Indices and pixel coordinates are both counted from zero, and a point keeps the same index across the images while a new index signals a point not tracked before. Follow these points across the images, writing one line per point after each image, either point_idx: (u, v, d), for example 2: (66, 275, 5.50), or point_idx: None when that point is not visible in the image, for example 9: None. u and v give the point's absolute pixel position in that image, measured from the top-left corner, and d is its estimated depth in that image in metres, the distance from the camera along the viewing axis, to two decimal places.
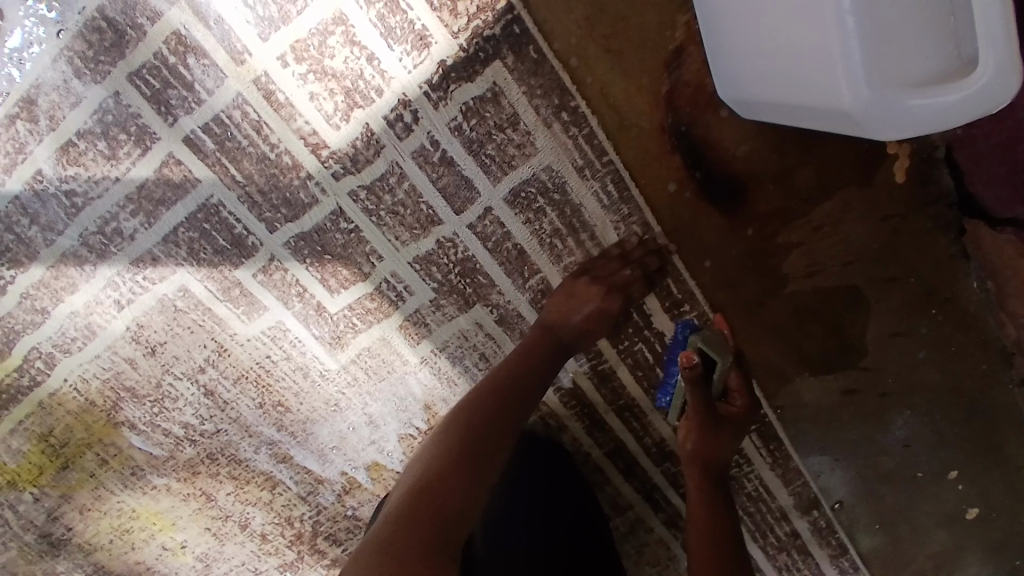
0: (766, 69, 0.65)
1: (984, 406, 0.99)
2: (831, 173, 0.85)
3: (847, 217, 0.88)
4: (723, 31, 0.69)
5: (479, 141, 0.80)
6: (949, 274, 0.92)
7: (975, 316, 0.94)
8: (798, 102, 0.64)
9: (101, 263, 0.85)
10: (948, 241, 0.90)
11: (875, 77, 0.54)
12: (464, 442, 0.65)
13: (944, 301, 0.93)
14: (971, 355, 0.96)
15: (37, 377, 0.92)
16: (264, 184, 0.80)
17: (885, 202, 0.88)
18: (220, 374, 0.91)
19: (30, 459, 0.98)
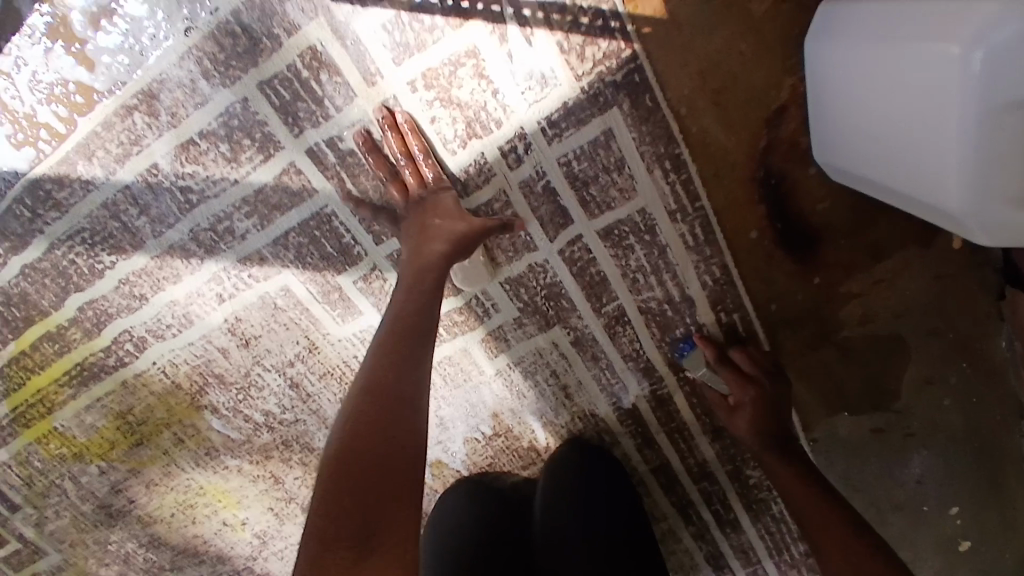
0: (877, 158, 0.73)
1: (993, 447, 1.13)
2: (894, 235, 0.94)
3: (905, 275, 0.97)
4: (836, 114, 0.77)
5: (584, 179, 0.85)
6: (983, 330, 1.04)
7: (998, 369, 1.07)
8: (906, 191, 0.72)
9: (207, 258, 0.88)
10: (988, 302, 1.02)
11: (988, 189, 0.62)
12: (386, 400, 0.66)
13: (974, 355, 1.05)
14: (992, 402, 1.10)
15: (123, 359, 0.95)
16: (378, 199, 0.85)
17: (940, 264, 0.97)
18: (308, 369, 0.96)
19: (102, 434, 1.02)
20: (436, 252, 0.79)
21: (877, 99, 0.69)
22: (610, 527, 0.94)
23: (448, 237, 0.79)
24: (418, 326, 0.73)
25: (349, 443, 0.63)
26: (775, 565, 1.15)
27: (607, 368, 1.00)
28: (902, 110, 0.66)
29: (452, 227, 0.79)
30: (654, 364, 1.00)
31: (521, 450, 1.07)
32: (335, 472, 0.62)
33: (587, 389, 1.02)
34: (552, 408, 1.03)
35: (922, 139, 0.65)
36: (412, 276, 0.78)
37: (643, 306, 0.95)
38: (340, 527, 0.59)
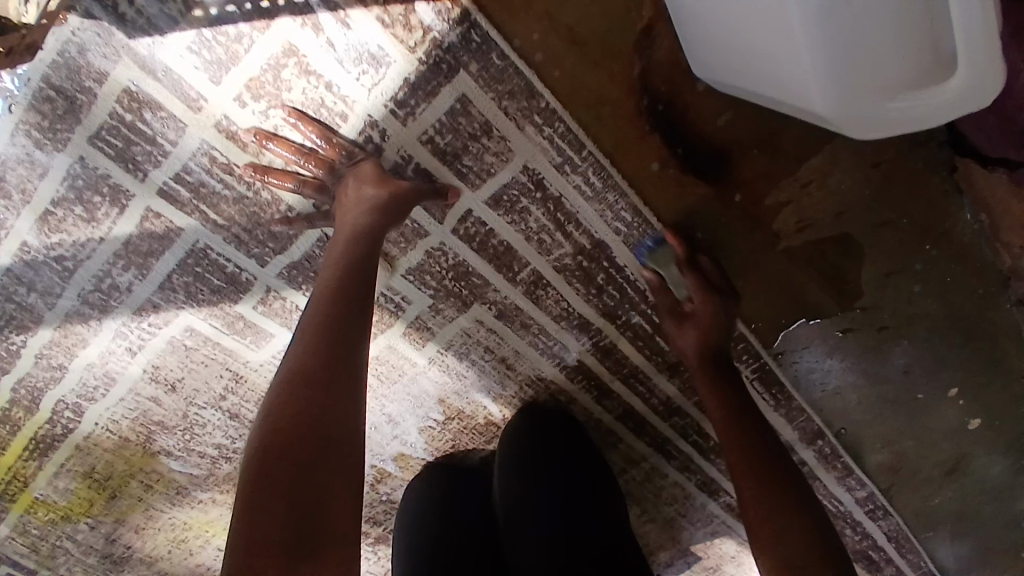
0: (741, 67, 0.67)
1: (986, 326, 1.04)
2: (808, 133, 0.84)
3: (839, 170, 0.88)
4: (688, 24, 0.69)
5: (453, 153, 0.79)
6: (942, 210, 0.94)
7: (970, 246, 0.97)
8: (780, 96, 0.67)
9: (105, 317, 0.87)
10: (941, 179, 0.92)
11: (852, 88, 0.58)
12: (320, 379, 0.59)
13: (939, 236, 0.95)
14: (968, 282, 1.00)
15: (69, 426, 0.97)
16: (247, 223, 0.81)
17: (873, 151, 0.87)
18: (241, 399, 0.96)
19: (79, 495, 1.05)
20: (356, 225, 0.72)
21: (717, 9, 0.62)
22: (552, 530, 0.84)
23: (371, 207, 0.72)
24: (350, 297, 0.66)
25: (280, 430, 0.56)
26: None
27: (541, 333, 0.95)
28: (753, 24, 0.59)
29: (371, 195, 0.73)
30: (588, 319, 0.95)
31: (479, 426, 1.05)
32: (266, 463, 0.54)
33: (527, 357, 0.98)
34: (497, 381, 1.00)
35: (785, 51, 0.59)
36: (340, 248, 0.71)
37: (559, 266, 0.89)
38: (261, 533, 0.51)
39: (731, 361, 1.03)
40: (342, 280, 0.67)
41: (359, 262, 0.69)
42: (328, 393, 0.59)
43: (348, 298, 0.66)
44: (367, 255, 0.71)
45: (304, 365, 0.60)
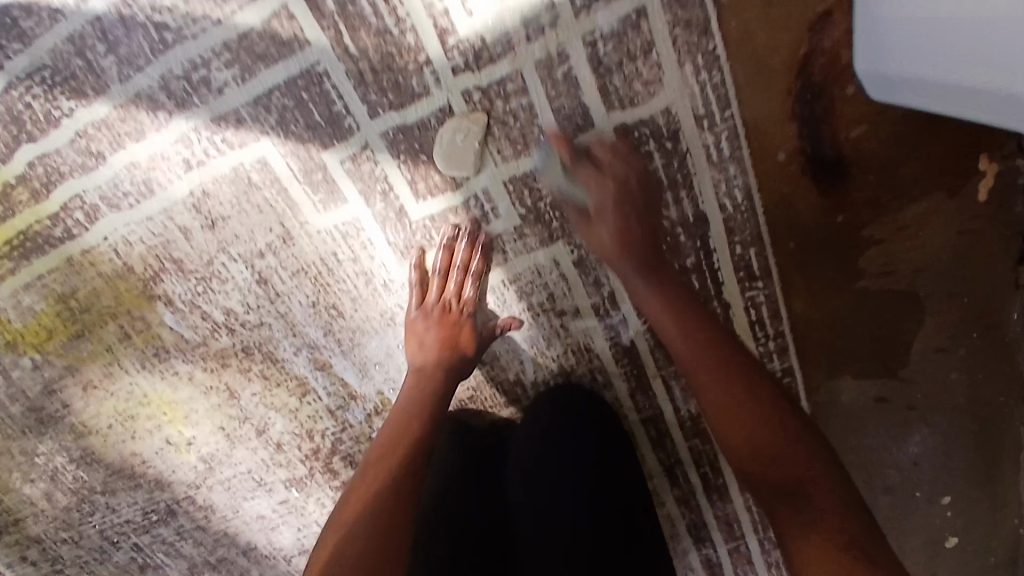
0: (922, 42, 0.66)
1: (989, 442, 0.96)
2: (916, 174, 0.83)
3: (927, 222, 0.85)
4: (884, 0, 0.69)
5: (608, 66, 0.76)
6: (1001, 301, 0.89)
7: (1012, 348, 0.91)
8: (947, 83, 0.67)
9: (177, 112, 0.78)
10: (1008, 267, 0.87)
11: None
12: (378, 490, 0.69)
13: (988, 326, 0.90)
14: (997, 386, 0.93)
15: (71, 231, 0.85)
16: (377, 63, 0.76)
17: (964, 215, 0.85)
18: (279, 264, 0.86)
19: (40, 321, 0.91)
20: (422, 368, 0.85)
21: None
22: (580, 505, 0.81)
23: (445, 318, 0.86)
24: (411, 427, 0.77)
25: (363, 497, 0.69)
26: (758, 542, 1.03)
27: (607, 296, 0.87)
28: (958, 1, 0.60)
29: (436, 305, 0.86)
30: None
31: (504, 382, 0.96)
32: (366, 511, 0.67)
33: (586, 322, 0.90)
34: (543, 336, 0.92)
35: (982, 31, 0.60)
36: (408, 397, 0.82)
37: None
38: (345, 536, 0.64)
39: None
40: (410, 417, 0.79)
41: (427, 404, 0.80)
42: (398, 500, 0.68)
43: (419, 420, 0.78)
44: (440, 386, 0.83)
45: (372, 482, 0.70)
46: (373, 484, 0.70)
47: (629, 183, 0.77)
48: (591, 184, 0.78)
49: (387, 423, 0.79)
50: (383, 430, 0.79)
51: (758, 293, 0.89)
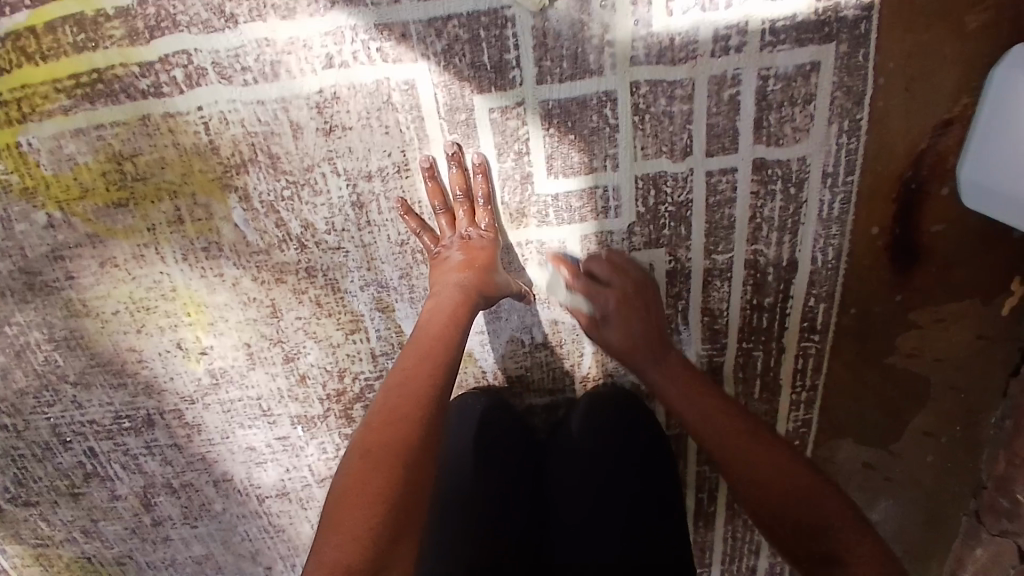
0: None
1: (937, 519, 1.13)
2: (965, 278, 0.93)
3: (958, 319, 0.96)
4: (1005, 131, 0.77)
5: (768, 103, 0.80)
6: (985, 402, 1.02)
7: (979, 444, 1.06)
8: None
9: (340, 5, 0.71)
10: (1002, 375, 1.00)
11: None
12: (392, 435, 0.62)
13: (970, 422, 1.04)
14: (958, 473, 1.08)
15: (159, 87, 0.74)
16: (565, 28, 0.74)
17: (987, 323, 0.96)
18: (383, 192, 0.81)
19: (76, 176, 0.79)
20: (440, 292, 0.76)
21: None
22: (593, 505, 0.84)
23: (463, 262, 0.78)
24: (432, 353, 0.69)
25: (374, 443, 0.61)
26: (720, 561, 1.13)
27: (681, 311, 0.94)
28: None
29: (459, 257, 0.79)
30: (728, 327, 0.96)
31: (556, 372, 0.97)
32: (372, 459, 0.60)
33: None
34: None
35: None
36: (428, 321, 0.74)
37: (752, 259, 0.90)
38: (357, 489, 0.58)
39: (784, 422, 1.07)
40: (432, 341, 0.71)
41: (446, 326, 0.72)
42: (409, 447, 0.61)
43: (437, 345, 0.70)
44: (461, 311, 0.74)
45: (382, 422, 0.63)
46: (380, 428, 0.62)
47: (628, 296, 0.85)
48: (590, 294, 0.86)
49: (406, 351, 0.71)
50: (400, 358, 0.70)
51: (810, 346, 0.98)
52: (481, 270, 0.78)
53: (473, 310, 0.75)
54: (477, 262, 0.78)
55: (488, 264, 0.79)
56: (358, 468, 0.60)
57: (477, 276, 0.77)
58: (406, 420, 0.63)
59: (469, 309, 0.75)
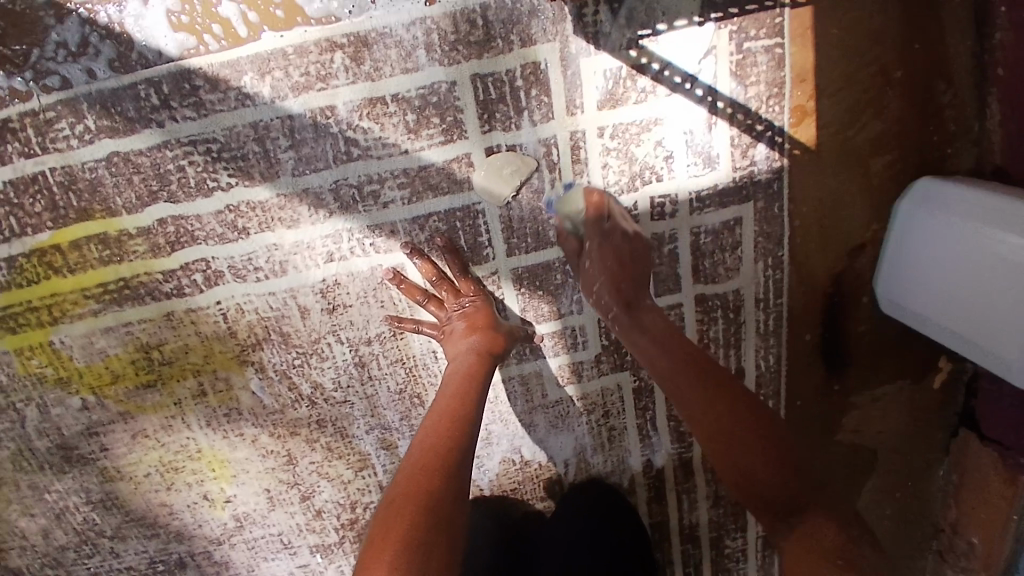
0: (917, 275, 0.91)
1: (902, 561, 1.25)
2: (895, 366, 1.09)
3: (896, 399, 1.11)
4: (903, 244, 0.93)
5: (705, 251, 0.94)
6: (930, 461, 1.16)
7: (931, 495, 1.19)
8: (921, 304, 0.92)
9: (338, 213, 0.84)
10: (941, 436, 1.14)
11: (975, 324, 0.84)
12: (428, 487, 0.66)
13: (918, 478, 1.18)
14: (914, 522, 1.21)
15: (182, 289, 0.86)
16: (527, 212, 0.88)
17: (919, 398, 1.11)
18: (381, 351, 0.93)
19: (107, 364, 0.91)
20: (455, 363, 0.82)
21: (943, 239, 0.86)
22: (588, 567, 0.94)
23: (466, 323, 0.85)
24: (458, 414, 0.74)
25: (404, 498, 0.64)
26: None
27: (648, 420, 1.05)
28: (970, 275, 0.82)
29: (460, 326, 0.85)
30: (693, 430, 1.07)
31: (543, 483, 1.09)
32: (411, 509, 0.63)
33: (629, 438, 1.06)
34: (592, 447, 1.06)
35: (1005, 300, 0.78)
36: (446, 390, 0.78)
37: None
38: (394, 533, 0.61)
39: (755, 515, 1.15)
40: (455, 404, 0.75)
41: (467, 389, 0.77)
42: (441, 506, 0.64)
43: (459, 407, 0.75)
44: (476, 374, 0.80)
45: (412, 485, 0.66)
46: (409, 489, 0.65)
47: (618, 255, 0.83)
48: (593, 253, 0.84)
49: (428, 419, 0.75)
50: (425, 425, 0.74)
51: None
52: (483, 331, 0.84)
53: (489, 369, 0.81)
54: (479, 320, 0.85)
55: (488, 323, 0.85)
56: (389, 521, 0.63)
57: (483, 330, 0.84)
58: (433, 478, 0.66)
59: (482, 372, 0.81)
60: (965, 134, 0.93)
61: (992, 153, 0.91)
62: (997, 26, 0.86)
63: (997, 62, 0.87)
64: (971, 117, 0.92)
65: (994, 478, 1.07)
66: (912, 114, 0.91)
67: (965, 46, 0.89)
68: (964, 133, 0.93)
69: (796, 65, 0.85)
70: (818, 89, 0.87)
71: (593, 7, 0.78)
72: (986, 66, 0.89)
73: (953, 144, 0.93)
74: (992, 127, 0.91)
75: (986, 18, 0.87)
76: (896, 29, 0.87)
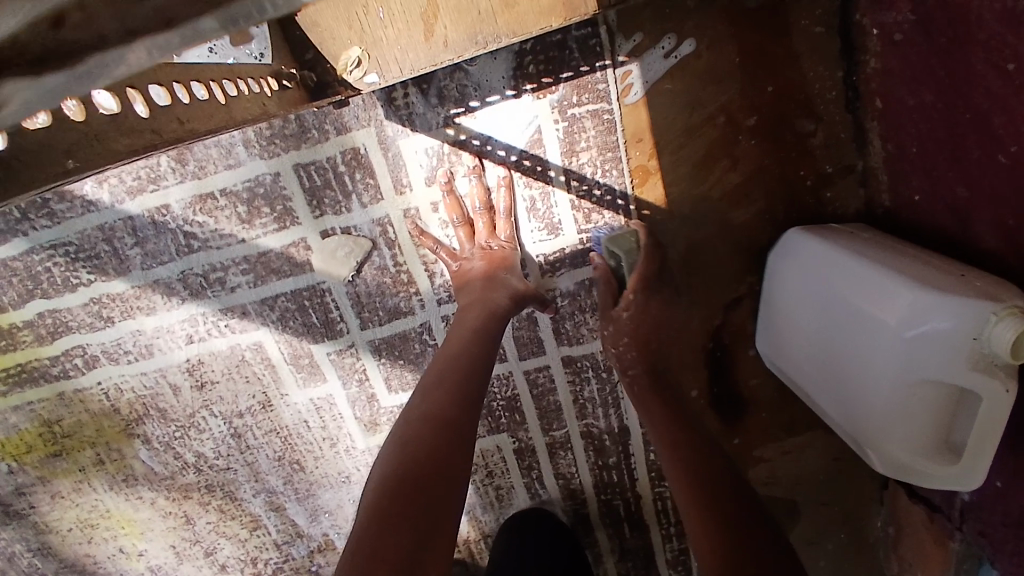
0: (798, 334, 0.83)
1: None
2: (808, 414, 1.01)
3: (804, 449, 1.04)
4: (785, 295, 0.85)
5: (562, 314, 0.92)
6: (864, 513, 1.08)
7: (873, 549, 1.10)
8: (803, 367, 0.83)
9: (190, 300, 0.89)
10: (873, 487, 1.06)
11: (849, 400, 0.75)
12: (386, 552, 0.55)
13: (855, 530, 1.09)
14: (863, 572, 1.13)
15: (67, 372, 0.93)
16: (372, 288, 0.89)
17: (838, 448, 1.04)
18: (255, 423, 0.97)
19: (21, 437, 0.99)
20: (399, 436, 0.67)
21: (824, 296, 0.76)
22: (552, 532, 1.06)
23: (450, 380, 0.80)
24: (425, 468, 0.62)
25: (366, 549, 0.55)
26: None
27: (537, 478, 1.05)
28: (847, 342, 0.73)
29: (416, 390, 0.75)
30: (584, 487, 1.05)
31: None
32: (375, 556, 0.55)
33: (518, 495, 1.07)
34: (482, 504, 1.07)
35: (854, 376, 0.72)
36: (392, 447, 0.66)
37: (586, 431, 1.00)
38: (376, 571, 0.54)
39: (668, 568, 1.12)
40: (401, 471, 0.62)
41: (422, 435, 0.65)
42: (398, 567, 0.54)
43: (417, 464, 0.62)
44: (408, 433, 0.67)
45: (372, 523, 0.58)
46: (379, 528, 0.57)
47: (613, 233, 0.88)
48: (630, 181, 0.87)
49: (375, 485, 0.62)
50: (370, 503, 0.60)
51: (666, 490, 1.04)
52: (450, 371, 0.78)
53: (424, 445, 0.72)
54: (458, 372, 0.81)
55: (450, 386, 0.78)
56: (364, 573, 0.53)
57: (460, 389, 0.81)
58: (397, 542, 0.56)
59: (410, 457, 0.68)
60: (850, 172, 0.87)
61: (881, 193, 0.85)
62: (867, 52, 0.79)
63: (872, 92, 0.80)
64: (854, 153, 0.86)
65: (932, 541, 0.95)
66: (776, 162, 0.86)
67: (836, 78, 0.83)
68: (847, 172, 0.87)
69: (630, 125, 0.83)
70: (659, 148, 0.85)
71: (402, 92, 0.80)
72: (862, 97, 0.82)
73: (835, 184, 0.88)
74: (876, 164, 0.84)
75: (858, 43, 0.80)
76: (741, 77, 0.82)
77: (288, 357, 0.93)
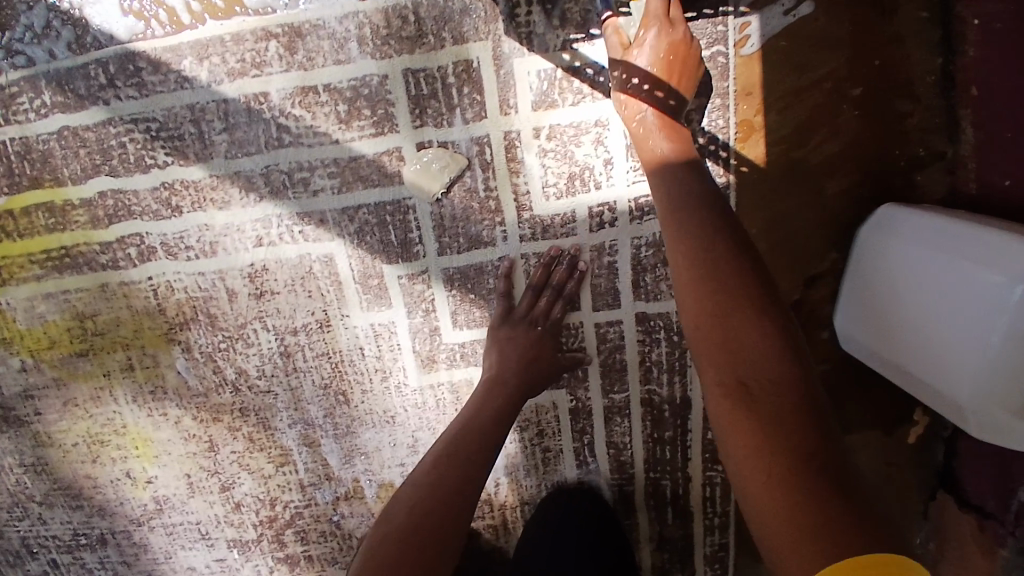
0: (883, 303, 0.83)
1: None
2: (872, 409, 0.99)
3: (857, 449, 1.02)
4: (873, 266, 0.85)
5: (644, 266, 0.89)
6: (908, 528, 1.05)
7: None
8: (884, 337, 0.83)
9: (268, 198, 0.85)
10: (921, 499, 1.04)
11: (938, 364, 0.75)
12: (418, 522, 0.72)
13: None
14: None
15: (117, 261, 0.88)
16: (458, 212, 0.87)
17: (892, 451, 1.01)
18: (308, 344, 0.92)
19: (45, 329, 0.92)
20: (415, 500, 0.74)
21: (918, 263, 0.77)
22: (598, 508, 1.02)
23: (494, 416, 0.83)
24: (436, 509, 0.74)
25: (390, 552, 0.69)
26: None
27: (587, 444, 1.00)
28: (941, 305, 0.73)
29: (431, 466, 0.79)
30: (634, 461, 1.01)
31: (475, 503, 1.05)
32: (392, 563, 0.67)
33: (565, 461, 1.02)
34: (524, 467, 1.02)
35: (947, 340, 0.72)
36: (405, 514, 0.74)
37: (647, 399, 0.97)
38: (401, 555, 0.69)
39: (704, 563, 1.07)
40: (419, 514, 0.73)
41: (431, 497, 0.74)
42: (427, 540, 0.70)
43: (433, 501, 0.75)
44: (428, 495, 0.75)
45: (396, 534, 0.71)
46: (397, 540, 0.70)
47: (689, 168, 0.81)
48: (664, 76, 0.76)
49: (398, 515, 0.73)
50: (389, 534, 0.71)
51: (717, 475, 1.01)
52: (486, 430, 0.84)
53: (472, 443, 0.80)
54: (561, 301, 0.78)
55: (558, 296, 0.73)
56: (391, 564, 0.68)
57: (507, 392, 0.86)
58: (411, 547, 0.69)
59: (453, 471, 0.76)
60: (938, 159, 0.88)
61: (967, 180, 0.85)
62: (967, 40, 0.81)
63: (967, 80, 0.82)
64: (942, 140, 0.87)
65: (979, 551, 0.92)
66: (873, 137, 0.87)
67: (934, 64, 0.85)
68: (935, 159, 0.88)
69: (741, 79, 0.85)
70: (765, 105, 0.86)
71: (525, 8, 0.80)
72: (957, 84, 0.84)
73: (924, 169, 0.88)
74: (965, 153, 0.85)
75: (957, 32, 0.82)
76: (852, 47, 0.84)
77: (356, 277, 0.89)
